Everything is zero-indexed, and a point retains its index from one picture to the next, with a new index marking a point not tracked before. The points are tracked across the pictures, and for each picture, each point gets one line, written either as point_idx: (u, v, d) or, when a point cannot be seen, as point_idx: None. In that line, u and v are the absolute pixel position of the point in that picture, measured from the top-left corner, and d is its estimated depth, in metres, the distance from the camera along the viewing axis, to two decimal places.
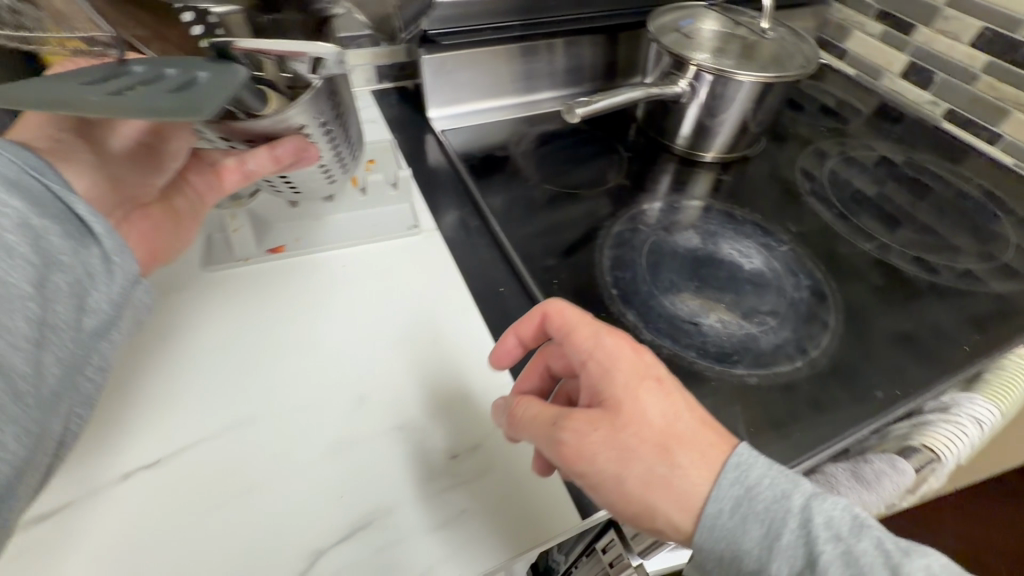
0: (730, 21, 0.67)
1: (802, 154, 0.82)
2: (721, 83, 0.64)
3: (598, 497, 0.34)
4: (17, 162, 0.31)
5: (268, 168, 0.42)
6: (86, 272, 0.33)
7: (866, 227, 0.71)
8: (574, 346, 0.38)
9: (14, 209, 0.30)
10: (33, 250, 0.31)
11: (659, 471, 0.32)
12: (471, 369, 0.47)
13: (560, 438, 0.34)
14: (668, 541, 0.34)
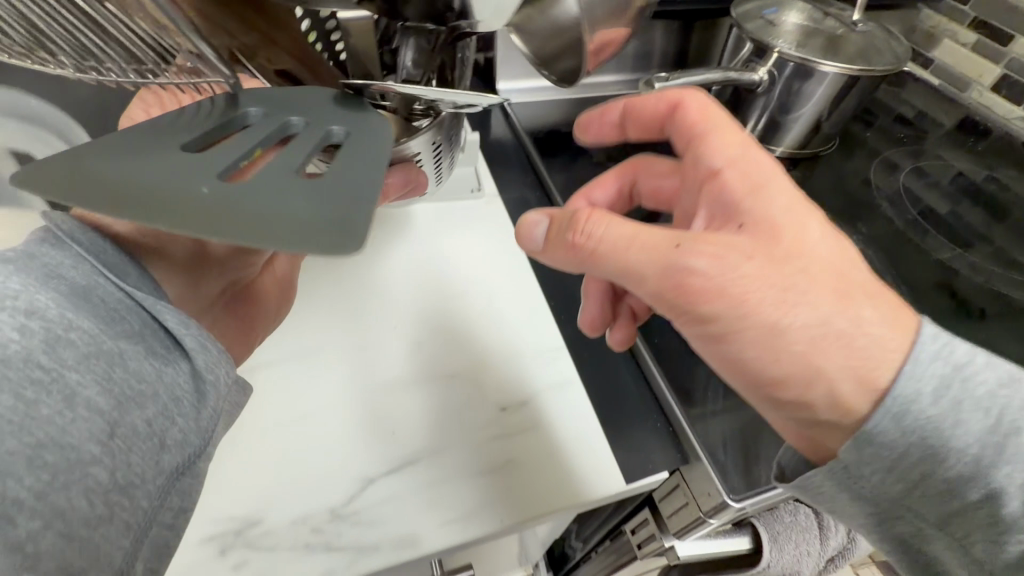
0: (819, 12, 0.65)
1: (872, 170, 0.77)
2: (802, 75, 0.62)
3: (736, 347, 0.32)
4: (100, 270, 0.27)
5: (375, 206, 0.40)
6: (170, 395, 0.26)
7: (939, 239, 0.68)
8: (712, 154, 0.35)
9: (83, 331, 0.25)
10: (110, 385, 0.24)
11: (836, 326, 0.30)
12: (525, 331, 0.47)
13: (689, 266, 0.30)
14: (817, 416, 0.32)
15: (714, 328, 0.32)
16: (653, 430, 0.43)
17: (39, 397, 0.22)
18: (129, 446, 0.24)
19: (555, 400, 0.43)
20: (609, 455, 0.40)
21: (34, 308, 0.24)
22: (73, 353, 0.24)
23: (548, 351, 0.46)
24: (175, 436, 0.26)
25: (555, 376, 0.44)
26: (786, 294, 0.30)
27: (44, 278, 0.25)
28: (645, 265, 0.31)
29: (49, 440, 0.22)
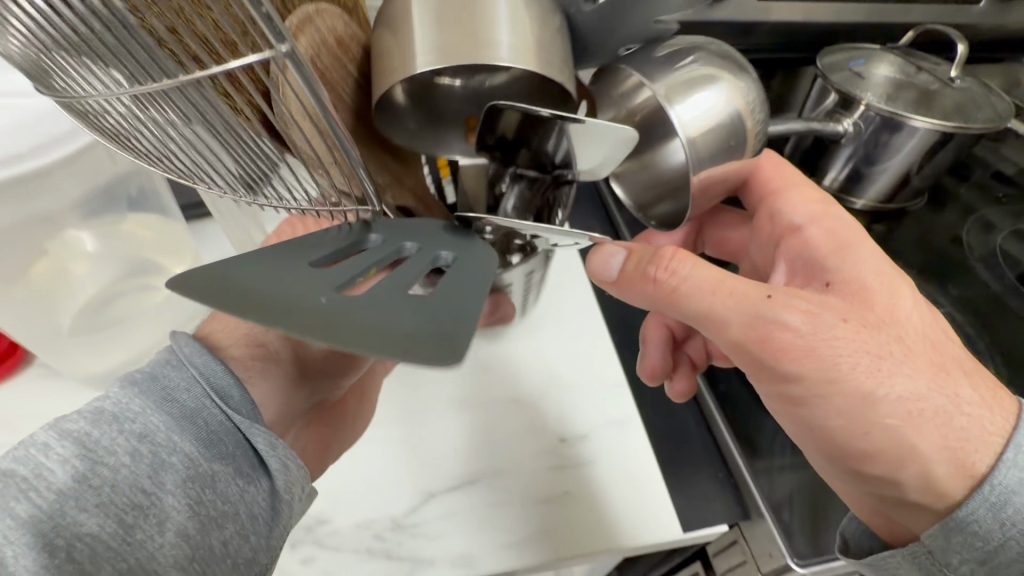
0: (912, 65, 0.64)
1: (965, 228, 0.74)
2: (890, 129, 0.60)
3: (820, 414, 0.31)
4: (209, 395, 0.27)
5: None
6: (247, 514, 0.26)
7: None
8: (793, 212, 0.38)
9: (183, 455, 0.25)
10: (200, 507, 0.25)
11: (934, 402, 0.29)
12: (587, 365, 0.47)
13: (779, 319, 0.30)
14: (908, 499, 0.30)
15: (796, 389, 0.31)
16: (712, 478, 0.42)
17: (136, 522, 0.23)
18: (204, 569, 0.24)
19: (613, 436, 0.43)
20: (668, 505, 0.39)
21: (146, 431, 0.25)
22: (172, 476, 0.24)
23: (610, 388, 0.46)
24: (240, 552, 0.26)
25: (616, 416, 0.44)
26: (882, 360, 0.29)
27: (159, 399, 0.26)
28: (731, 311, 0.31)
29: (134, 565, 0.22)
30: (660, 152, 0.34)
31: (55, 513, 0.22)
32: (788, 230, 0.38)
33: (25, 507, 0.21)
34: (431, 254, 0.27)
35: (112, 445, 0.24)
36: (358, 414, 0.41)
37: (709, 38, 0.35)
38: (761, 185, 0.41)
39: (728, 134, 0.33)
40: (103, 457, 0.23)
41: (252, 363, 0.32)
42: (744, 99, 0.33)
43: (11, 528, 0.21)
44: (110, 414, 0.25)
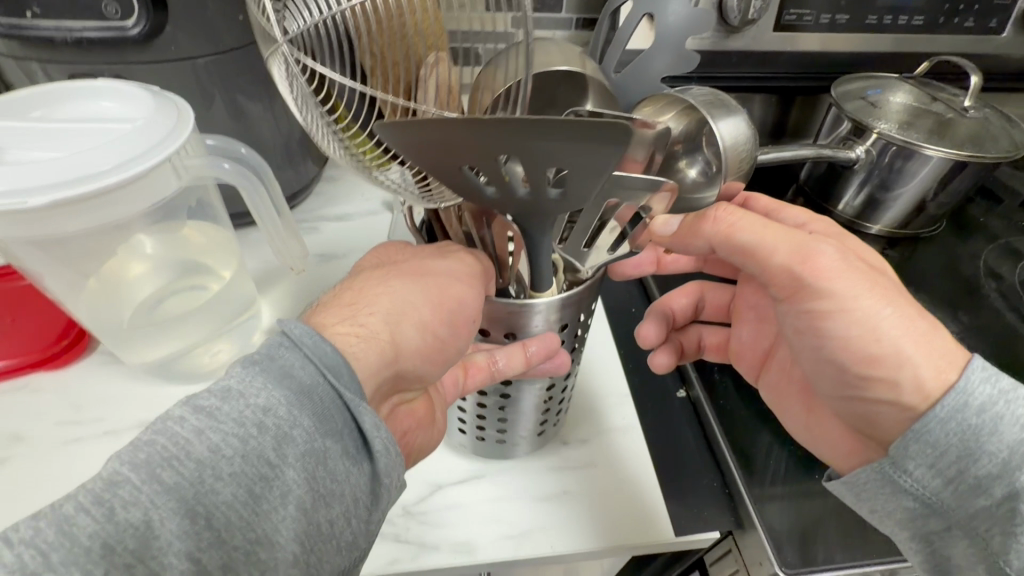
0: (926, 95, 0.65)
1: (988, 249, 0.74)
2: (904, 156, 0.61)
3: (841, 326, 0.34)
4: (323, 373, 0.28)
5: (515, 364, 0.38)
6: (352, 494, 0.28)
7: None
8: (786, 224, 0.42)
9: (302, 432, 0.26)
10: (315, 484, 0.26)
11: (919, 326, 0.33)
12: (590, 376, 0.50)
13: (818, 247, 0.34)
14: (898, 414, 0.33)
15: (823, 304, 0.34)
16: (709, 486, 0.43)
17: (263, 493, 0.24)
18: (314, 543, 0.26)
19: (614, 441, 0.45)
20: (665, 511, 0.41)
21: (268, 405, 0.26)
22: (294, 451, 0.26)
23: (613, 397, 0.48)
24: (343, 531, 0.27)
25: (618, 421, 0.46)
26: (889, 293, 0.33)
27: (278, 376, 0.27)
28: (780, 242, 0.35)
29: (261, 536, 0.24)
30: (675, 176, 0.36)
31: (196, 481, 0.23)
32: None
33: (169, 475, 0.23)
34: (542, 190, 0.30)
35: (239, 418, 0.25)
36: (433, 420, 0.40)
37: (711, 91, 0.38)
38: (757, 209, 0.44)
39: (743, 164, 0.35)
40: (233, 429, 0.25)
41: (355, 339, 0.32)
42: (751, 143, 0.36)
43: (158, 494, 0.22)
44: (236, 391, 0.26)
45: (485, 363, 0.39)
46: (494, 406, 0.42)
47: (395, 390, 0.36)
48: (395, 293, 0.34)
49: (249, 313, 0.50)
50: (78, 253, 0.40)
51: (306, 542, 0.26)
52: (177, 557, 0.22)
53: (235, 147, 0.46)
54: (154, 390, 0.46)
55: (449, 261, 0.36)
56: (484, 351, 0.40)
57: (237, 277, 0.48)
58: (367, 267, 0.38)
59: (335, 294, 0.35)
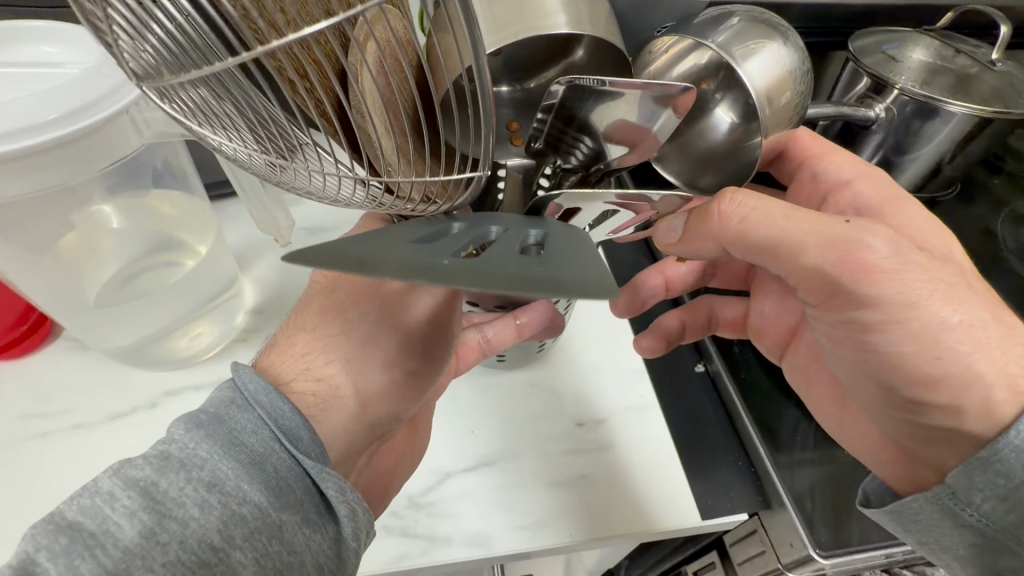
0: (949, 48, 0.61)
1: (997, 219, 0.71)
2: (925, 115, 0.59)
3: (894, 339, 0.29)
4: (277, 438, 0.27)
5: (506, 340, 0.38)
6: (314, 565, 0.26)
7: None
8: (836, 171, 0.38)
9: (253, 505, 0.24)
10: (266, 565, 0.24)
11: (985, 319, 0.29)
12: (601, 353, 0.47)
13: (864, 241, 0.28)
14: (954, 437, 0.30)
15: (872, 315, 0.29)
16: (732, 467, 0.41)
17: None
18: None
19: (633, 422, 0.42)
20: (686, 488, 0.39)
21: (214, 479, 0.24)
22: (241, 530, 0.24)
23: (628, 373, 0.45)
24: None
25: (632, 400, 0.43)
26: (950, 289, 0.29)
27: (226, 444, 0.26)
28: (807, 235, 0.28)
29: None
30: (704, 125, 0.32)
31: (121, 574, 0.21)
32: (833, 187, 0.38)
33: (90, 567, 0.20)
34: (518, 232, 0.24)
35: (180, 496, 0.23)
36: (414, 447, 0.38)
37: (747, 9, 0.34)
38: (798, 152, 0.40)
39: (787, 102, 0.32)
40: (170, 508, 0.23)
41: (313, 398, 0.30)
42: (793, 73, 0.32)
43: None
44: (176, 461, 0.24)
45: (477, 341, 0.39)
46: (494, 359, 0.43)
47: (372, 437, 0.34)
48: (356, 335, 0.31)
49: (232, 291, 0.46)
50: (28, 223, 0.35)
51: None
52: None
53: None
54: (133, 376, 0.43)
55: (428, 294, 0.31)
56: (474, 328, 0.39)
57: (214, 253, 0.44)
58: (315, 294, 0.34)
59: (288, 338, 0.32)
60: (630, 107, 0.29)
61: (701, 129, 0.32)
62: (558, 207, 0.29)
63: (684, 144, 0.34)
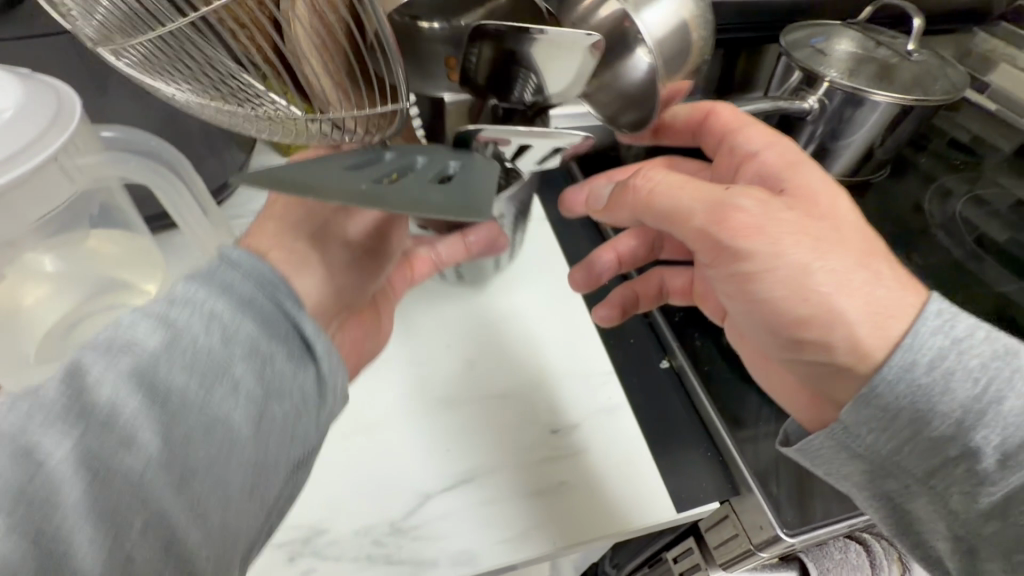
0: (871, 40, 0.65)
1: (925, 191, 0.76)
2: (853, 104, 0.62)
3: (768, 287, 0.32)
4: (261, 287, 0.28)
5: (453, 258, 0.46)
6: (302, 399, 0.28)
7: (991, 270, 0.65)
8: (748, 142, 0.41)
9: (245, 335, 0.26)
10: (260, 386, 0.26)
11: (857, 274, 0.31)
12: (571, 357, 0.48)
13: (737, 204, 0.31)
14: (837, 372, 0.32)
15: (750, 267, 0.32)
16: (702, 458, 0.43)
17: (211, 388, 0.25)
18: (269, 442, 0.26)
19: (605, 424, 0.43)
20: (661, 486, 0.40)
21: (212, 312, 0.26)
22: (240, 353, 0.26)
23: (597, 376, 0.46)
24: (301, 431, 0.28)
25: (605, 402, 0.45)
26: (820, 243, 0.31)
27: (217, 288, 0.27)
28: (694, 202, 0.33)
29: (215, 424, 0.25)
30: (622, 66, 0.34)
31: (148, 367, 0.24)
32: (745, 159, 0.40)
33: (122, 362, 0.24)
34: (440, 161, 0.27)
35: (185, 320, 0.26)
36: (379, 324, 0.43)
37: None
38: (718, 126, 0.44)
39: (688, 42, 0.34)
40: (180, 327, 0.25)
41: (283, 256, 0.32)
42: (694, 15, 0.34)
43: (115, 376, 0.23)
44: (179, 297, 0.26)
45: (427, 256, 0.46)
46: (453, 273, 0.51)
47: (343, 308, 0.37)
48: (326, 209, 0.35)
49: None
50: None
51: (260, 468, 0.26)
52: (127, 445, 0.22)
53: (141, 139, 0.39)
54: None
55: None
56: (429, 245, 0.46)
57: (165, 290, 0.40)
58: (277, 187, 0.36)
59: (258, 227, 0.34)
60: (554, 51, 0.30)
61: (619, 69, 0.34)
62: (483, 143, 0.29)
63: (605, 84, 0.35)
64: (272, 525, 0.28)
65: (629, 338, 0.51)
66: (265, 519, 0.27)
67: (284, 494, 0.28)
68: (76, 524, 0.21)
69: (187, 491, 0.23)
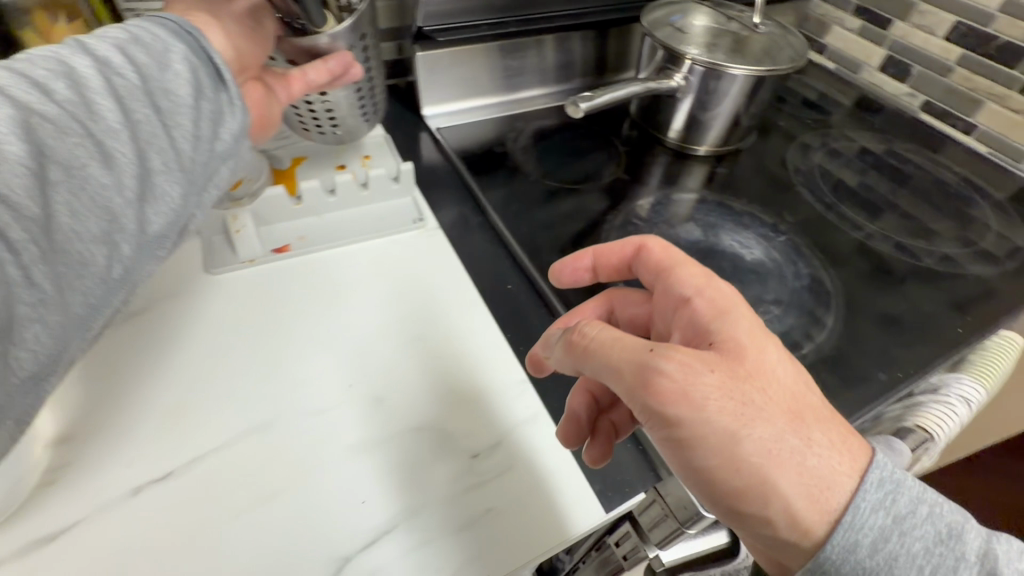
0: (721, 16, 0.69)
1: (789, 148, 0.82)
2: (714, 77, 0.65)
3: (706, 454, 0.30)
4: (188, 31, 0.39)
5: (319, 82, 0.50)
6: (217, 110, 0.40)
7: (850, 216, 0.72)
8: (680, 284, 0.36)
9: (180, 52, 0.38)
10: (189, 86, 0.38)
11: (789, 443, 0.29)
12: (482, 369, 0.46)
13: (659, 367, 0.30)
14: (784, 543, 0.30)
15: (682, 432, 0.30)
16: (624, 450, 0.44)
17: (155, 75, 0.36)
18: (195, 129, 0.38)
19: (524, 436, 0.42)
20: (587, 491, 0.40)
21: (156, 37, 0.37)
22: (177, 64, 0.37)
23: (511, 386, 0.45)
24: (217, 137, 0.40)
25: (521, 413, 0.44)
26: (746, 408, 0.30)
27: (165, 27, 0.38)
28: (621, 359, 0.32)
29: (159, 97, 0.36)
30: None
31: (120, 48, 0.35)
32: (678, 304, 0.36)
33: (101, 47, 0.35)
34: None
35: (141, 37, 0.37)
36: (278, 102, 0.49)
37: None
38: (652, 262, 0.39)
39: None
40: (135, 41, 0.36)
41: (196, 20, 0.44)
42: None
43: (99, 54, 0.35)
44: (136, 28, 0.38)
45: (299, 76, 0.49)
46: (323, 109, 0.57)
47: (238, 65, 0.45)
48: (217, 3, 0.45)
49: None
50: None
51: (194, 141, 0.38)
52: (101, 90, 0.34)
53: None
54: None
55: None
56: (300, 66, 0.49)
57: None
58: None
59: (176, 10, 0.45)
60: None
61: None
62: None
63: None
64: (212, 191, 0.41)
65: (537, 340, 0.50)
66: (191, 186, 0.39)
67: (218, 176, 0.41)
68: (81, 116, 0.33)
69: (146, 128, 0.35)
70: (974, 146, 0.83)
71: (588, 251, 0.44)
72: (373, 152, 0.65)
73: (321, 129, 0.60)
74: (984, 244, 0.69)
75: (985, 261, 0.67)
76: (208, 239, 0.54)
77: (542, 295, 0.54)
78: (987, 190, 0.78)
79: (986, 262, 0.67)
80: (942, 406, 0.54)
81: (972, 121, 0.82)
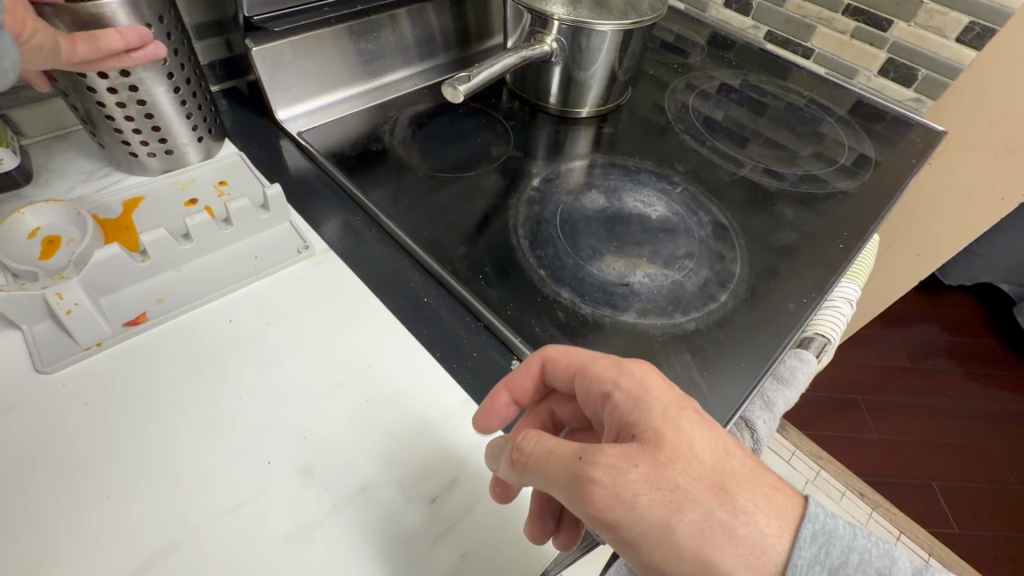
0: None
1: (663, 94, 0.84)
2: (583, 36, 0.62)
3: (648, 546, 0.29)
4: None
5: (114, 46, 0.43)
6: None
7: (729, 153, 0.75)
8: (598, 381, 0.36)
9: None
10: None
11: (718, 518, 0.28)
12: (415, 402, 0.41)
13: (591, 475, 0.30)
14: None
15: (625, 515, 0.29)
16: None
17: None
18: None
19: (479, 464, 0.39)
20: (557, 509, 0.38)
21: None
22: None
23: (454, 414, 0.41)
24: None
25: (470, 442, 0.40)
26: (673, 494, 0.29)
27: None
28: (557, 479, 0.31)
29: None
30: None
31: None
32: (603, 399, 0.36)
33: None
34: None
35: None
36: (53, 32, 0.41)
37: None
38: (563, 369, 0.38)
39: None
40: None
41: None
42: None
43: None
44: None
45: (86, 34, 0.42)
46: (144, 116, 0.51)
47: None
48: None
49: None
50: None
51: None
52: None
53: None
54: None
55: None
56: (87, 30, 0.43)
57: None
58: None
59: None
60: None
61: None
62: None
63: None
64: None
65: (471, 355, 0.46)
66: None
67: None
68: None
69: None
70: (814, 69, 0.91)
71: (499, 388, 0.40)
72: (229, 177, 0.56)
73: (150, 150, 0.53)
74: (842, 160, 0.76)
75: (846, 176, 0.74)
76: (32, 329, 0.42)
77: (461, 301, 0.49)
78: (831, 107, 0.86)
79: (847, 177, 0.74)
80: (832, 310, 0.59)
81: (809, 45, 0.90)
